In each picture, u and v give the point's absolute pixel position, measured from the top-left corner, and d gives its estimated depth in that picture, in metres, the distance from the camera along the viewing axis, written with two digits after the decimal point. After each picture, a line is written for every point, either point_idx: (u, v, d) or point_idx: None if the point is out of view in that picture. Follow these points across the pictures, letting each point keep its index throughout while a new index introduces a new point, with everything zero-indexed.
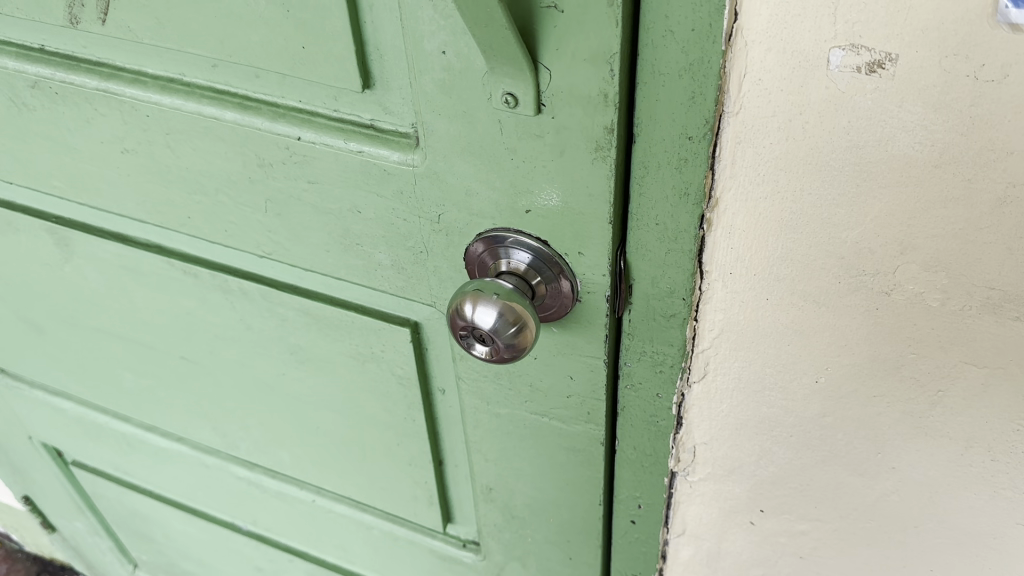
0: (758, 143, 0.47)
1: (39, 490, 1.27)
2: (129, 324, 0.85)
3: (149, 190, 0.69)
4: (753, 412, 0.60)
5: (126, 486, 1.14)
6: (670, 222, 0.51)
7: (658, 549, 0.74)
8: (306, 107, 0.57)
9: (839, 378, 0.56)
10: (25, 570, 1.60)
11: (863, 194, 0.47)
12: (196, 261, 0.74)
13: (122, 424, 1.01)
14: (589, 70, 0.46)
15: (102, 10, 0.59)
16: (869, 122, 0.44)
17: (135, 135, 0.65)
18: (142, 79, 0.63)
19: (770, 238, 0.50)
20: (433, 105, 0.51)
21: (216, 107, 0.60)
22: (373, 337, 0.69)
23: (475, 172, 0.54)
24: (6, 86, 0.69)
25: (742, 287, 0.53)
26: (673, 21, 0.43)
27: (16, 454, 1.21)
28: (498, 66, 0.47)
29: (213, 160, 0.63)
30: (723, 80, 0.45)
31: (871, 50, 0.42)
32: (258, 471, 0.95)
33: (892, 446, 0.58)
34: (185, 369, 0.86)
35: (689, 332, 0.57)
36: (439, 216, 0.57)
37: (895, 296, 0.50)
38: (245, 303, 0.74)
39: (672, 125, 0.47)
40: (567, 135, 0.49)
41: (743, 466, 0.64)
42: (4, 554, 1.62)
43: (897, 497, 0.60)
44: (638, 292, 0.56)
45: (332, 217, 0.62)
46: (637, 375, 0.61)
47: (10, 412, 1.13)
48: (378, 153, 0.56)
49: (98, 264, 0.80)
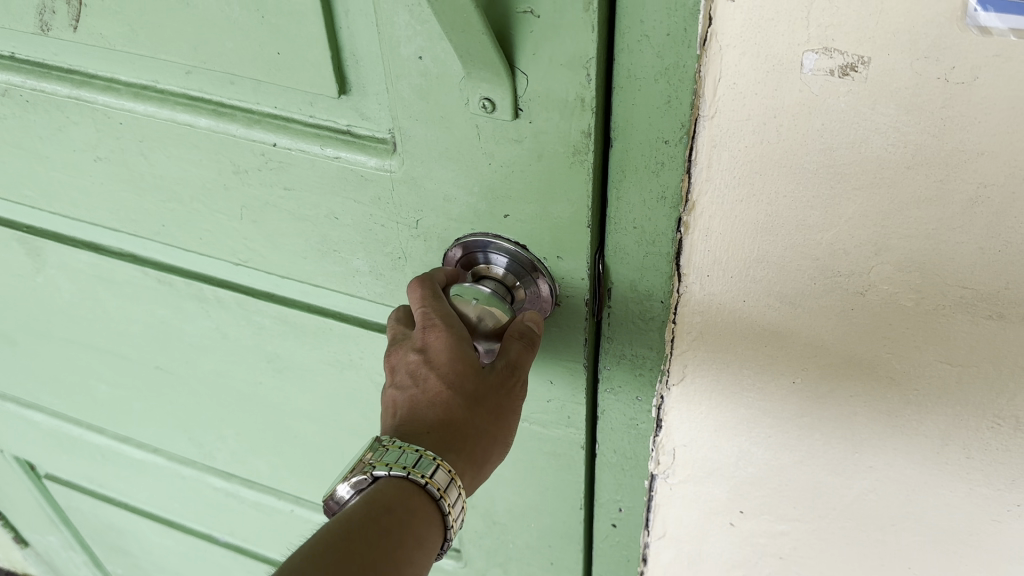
0: (733, 146, 0.47)
1: (12, 504, 1.26)
2: (103, 334, 0.84)
3: (124, 198, 0.69)
4: (731, 413, 0.60)
5: (101, 497, 1.13)
6: (649, 225, 0.52)
7: (639, 552, 0.74)
8: (281, 113, 0.57)
9: (815, 379, 0.56)
10: None
11: (837, 196, 0.47)
12: (171, 269, 0.74)
13: (96, 436, 1.00)
14: (566, 74, 0.46)
15: (74, 17, 0.59)
16: (843, 125, 0.45)
17: (110, 142, 0.65)
18: (116, 86, 0.62)
19: (747, 240, 0.51)
20: (411, 110, 0.51)
21: (190, 114, 0.60)
22: (351, 344, 0.69)
23: (453, 177, 0.54)
24: None
25: (720, 290, 0.54)
26: (648, 26, 0.44)
27: None
28: (475, 71, 0.47)
29: (188, 168, 0.63)
30: (699, 84, 0.45)
31: (844, 53, 0.42)
32: (235, 481, 0.94)
33: (869, 446, 0.58)
34: (160, 379, 0.85)
35: (669, 335, 0.57)
36: (418, 222, 0.57)
37: (871, 296, 0.51)
38: (221, 312, 0.73)
39: (650, 128, 0.48)
40: (545, 139, 0.49)
41: (722, 469, 0.64)
42: None
43: (875, 496, 0.61)
44: (618, 295, 0.57)
45: (310, 224, 0.62)
46: (617, 378, 0.62)
47: None
48: (355, 159, 0.56)
49: (71, 274, 0.79)
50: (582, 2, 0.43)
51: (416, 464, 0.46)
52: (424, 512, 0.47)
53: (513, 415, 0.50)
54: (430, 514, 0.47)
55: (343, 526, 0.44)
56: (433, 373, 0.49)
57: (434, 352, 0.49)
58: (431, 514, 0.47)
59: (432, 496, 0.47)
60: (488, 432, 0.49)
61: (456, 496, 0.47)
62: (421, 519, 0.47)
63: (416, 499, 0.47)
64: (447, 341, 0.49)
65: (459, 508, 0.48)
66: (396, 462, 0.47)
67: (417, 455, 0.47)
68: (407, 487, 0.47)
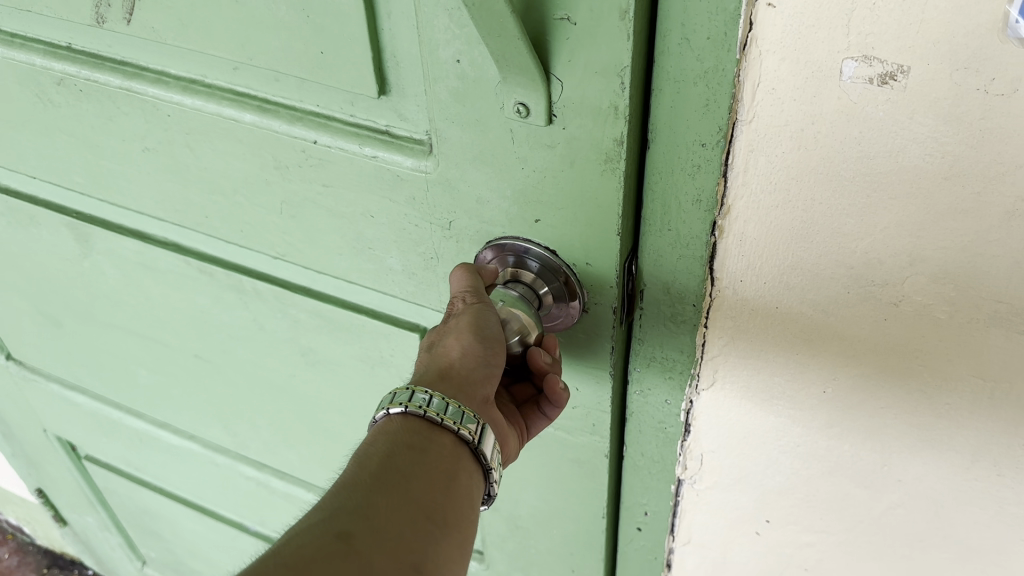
0: (771, 151, 0.48)
1: (52, 483, 1.28)
2: (146, 320, 0.86)
3: (169, 188, 0.70)
4: (760, 420, 0.60)
5: (137, 481, 1.14)
6: (683, 228, 0.53)
7: (664, 557, 0.74)
8: (323, 111, 0.58)
9: (847, 388, 0.56)
10: (35, 564, 1.67)
11: (874, 204, 0.47)
12: (212, 260, 0.75)
13: (136, 420, 1.02)
14: (601, 82, 0.46)
15: (127, 11, 0.60)
16: (880, 133, 0.45)
17: (158, 133, 0.66)
18: (165, 79, 0.64)
19: (781, 246, 0.51)
20: (447, 112, 0.52)
21: (235, 109, 0.61)
22: (383, 342, 0.70)
23: (487, 180, 0.54)
24: (34, 83, 0.70)
25: (752, 296, 0.54)
26: (689, 30, 0.45)
27: (30, 446, 1.22)
28: (511, 75, 0.47)
29: (232, 162, 0.64)
30: (738, 89, 0.46)
31: (884, 62, 0.42)
32: (267, 472, 0.95)
33: (898, 458, 0.58)
34: (199, 367, 0.87)
35: (700, 339, 0.58)
36: (450, 224, 0.58)
37: (904, 306, 0.51)
38: (258, 303, 0.75)
39: (687, 130, 0.49)
40: (578, 145, 0.49)
41: (750, 476, 0.64)
42: (16, 546, 1.70)
43: (903, 510, 0.60)
44: (650, 296, 0.57)
45: (346, 221, 0.63)
46: (647, 381, 0.62)
47: (27, 404, 1.14)
48: (392, 158, 0.57)
49: (117, 260, 0.81)
50: (619, 11, 0.43)
51: (394, 398, 0.48)
52: (422, 433, 0.47)
53: (487, 327, 0.50)
54: (440, 437, 0.47)
55: (351, 466, 0.45)
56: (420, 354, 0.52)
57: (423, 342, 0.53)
58: (433, 433, 0.47)
59: (419, 414, 0.47)
60: (467, 353, 0.50)
61: (441, 402, 0.47)
62: (421, 438, 0.47)
63: (409, 422, 0.48)
64: (430, 334, 0.53)
65: (459, 416, 0.47)
66: (382, 407, 0.49)
67: (396, 393, 0.49)
68: (397, 420, 0.48)
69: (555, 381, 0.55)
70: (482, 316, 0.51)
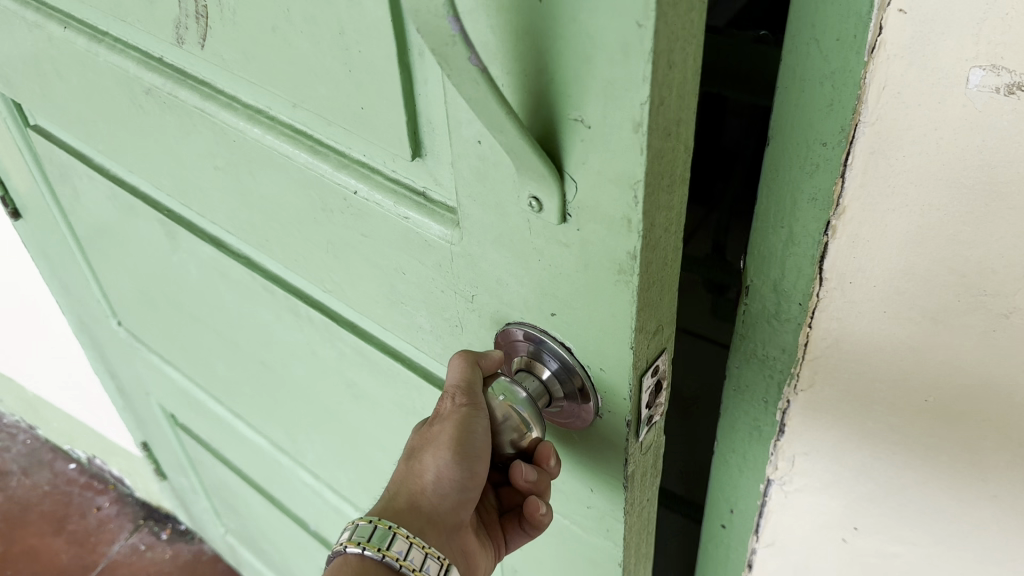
0: (890, 156, 0.48)
1: (154, 439, 1.35)
2: (221, 320, 0.90)
3: (239, 205, 0.73)
4: (856, 424, 0.61)
5: (217, 458, 1.19)
6: (796, 227, 0.54)
7: (746, 557, 0.76)
8: (369, 162, 0.59)
9: (948, 399, 0.56)
10: (138, 520, 2.06)
11: (991, 214, 0.47)
12: (274, 278, 0.78)
13: (216, 405, 1.06)
14: (615, 191, 0.43)
15: (202, 36, 0.62)
16: (1004, 144, 0.45)
17: (230, 153, 0.69)
18: (235, 105, 0.66)
19: (894, 251, 0.51)
20: (471, 189, 0.50)
21: (292, 145, 0.63)
22: (415, 394, 0.71)
23: (509, 263, 0.53)
24: (129, 89, 0.75)
25: (860, 299, 0.55)
26: (819, 30, 0.47)
27: (136, 403, 1.29)
28: (523, 172, 0.45)
29: (288, 195, 0.67)
30: (863, 91, 0.47)
31: (1012, 72, 0.42)
32: (322, 482, 0.98)
33: (994, 474, 0.57)
34: (263, 374, 0.90)
35: (802, 339, 0.59)
36: (474, 297, 0.58)
37: (1015, 318, 0.50)
38: (311, 329, 0.77)
39: (809, 129, 0.50)
40: (592, 250, 0.46)
41: (842, 480, 0.64)
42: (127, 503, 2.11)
43: (996, 526, 0.60)
44: (757, 293, 0.59)
45: (383, 272, 0.63)
46: (746, 378, 0.64)
47: (132, 368, 1.19)
48: (423, 222, 0.57)
49: (199, 260, 0.85)
50: (632, 124, 0.39)
51: (356, 534, 0.55)
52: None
53: (471, 439, 0.55)
54: None
55: None
56: (410, 447, 0.59)
57: (416, 432, 0.59)
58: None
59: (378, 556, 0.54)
60: (444, 477, 0.56)
61: (403, 545, 0.54)
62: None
63: (366, 564, 0.55)
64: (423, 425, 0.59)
65: (416, 560, 0.54)
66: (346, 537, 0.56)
67: (362, 525, 0.56)
68: (354, 560, 0.55)
69: (538, 505, 0.60)
70: (468, 426, 0.55)
